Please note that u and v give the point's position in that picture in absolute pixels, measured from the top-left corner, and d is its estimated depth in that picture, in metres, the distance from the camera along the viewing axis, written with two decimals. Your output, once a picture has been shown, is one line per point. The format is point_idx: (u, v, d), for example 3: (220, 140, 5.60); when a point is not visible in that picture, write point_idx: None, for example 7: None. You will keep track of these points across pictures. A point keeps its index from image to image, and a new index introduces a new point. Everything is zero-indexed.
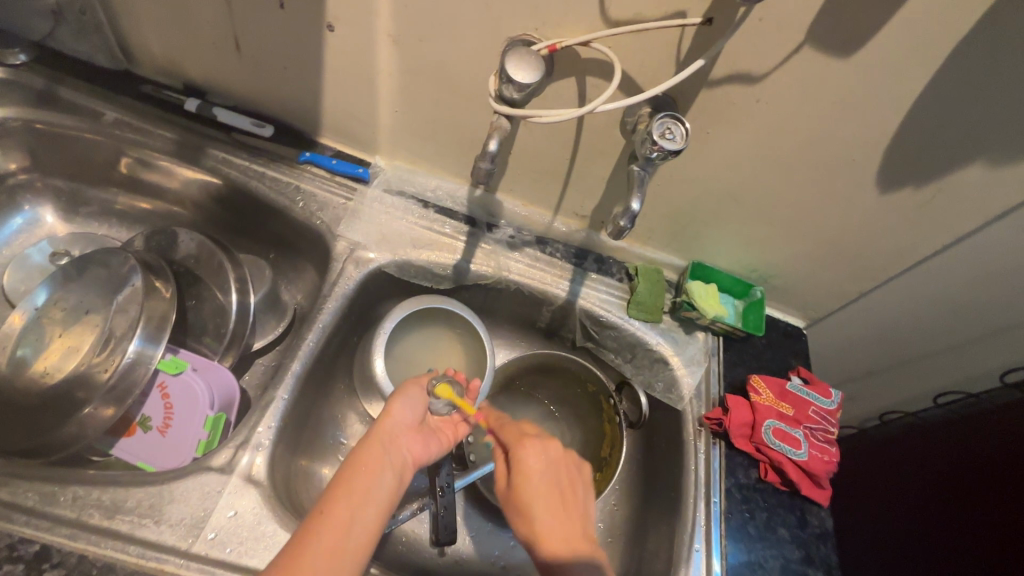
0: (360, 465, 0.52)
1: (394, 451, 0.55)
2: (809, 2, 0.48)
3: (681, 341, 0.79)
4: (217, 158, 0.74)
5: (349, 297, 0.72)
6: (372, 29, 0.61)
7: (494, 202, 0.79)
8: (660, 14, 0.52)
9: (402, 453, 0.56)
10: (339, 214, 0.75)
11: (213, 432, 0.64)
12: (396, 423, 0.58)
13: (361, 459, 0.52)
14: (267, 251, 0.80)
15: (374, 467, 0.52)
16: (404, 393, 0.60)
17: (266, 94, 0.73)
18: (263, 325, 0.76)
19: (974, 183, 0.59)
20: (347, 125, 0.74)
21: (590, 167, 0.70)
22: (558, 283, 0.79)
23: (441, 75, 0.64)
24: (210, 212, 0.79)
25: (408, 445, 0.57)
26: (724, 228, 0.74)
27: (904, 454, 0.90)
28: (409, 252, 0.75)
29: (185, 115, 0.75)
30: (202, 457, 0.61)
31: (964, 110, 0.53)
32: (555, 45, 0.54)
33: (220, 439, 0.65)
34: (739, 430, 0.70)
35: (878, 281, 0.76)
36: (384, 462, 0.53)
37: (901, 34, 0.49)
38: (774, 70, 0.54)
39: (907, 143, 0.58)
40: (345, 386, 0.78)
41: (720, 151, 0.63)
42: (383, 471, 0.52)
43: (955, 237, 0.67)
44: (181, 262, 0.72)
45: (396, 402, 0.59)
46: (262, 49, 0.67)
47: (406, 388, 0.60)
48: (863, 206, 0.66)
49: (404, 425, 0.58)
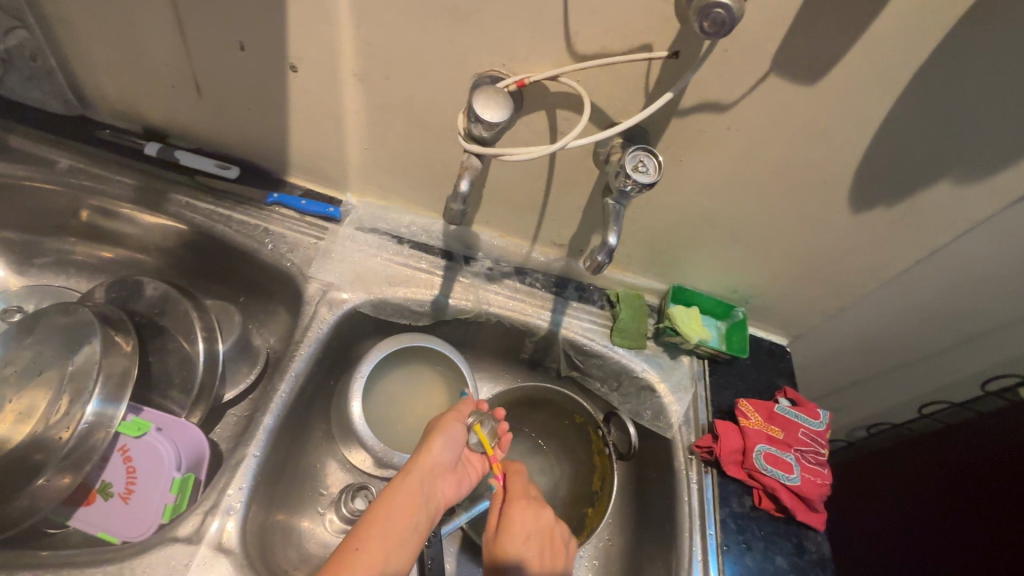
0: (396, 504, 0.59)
1: (426, 494, 0.62)
2: (771, 32, 0.48)
3: (667, 366, 0.77)
4: (181, 204, 0.72)
5: (325, 340, 0.69)
6: (337, 68, 0.59)
7: (470, 233, 0.77)
8: (627, 47, 0.51)
9: (433, 492, 0.63)
10: (311, 255, 0.72)
11: (181, 495, 0.60)
12: (434, 463, 0.64)
13: (397, 500, 0.59)
14: (237, 295, 0.77)
15: (407, 511, 0.59)
16: (445, 435, 0.65)
17: (230, 135, 0.71)
18: (233, 374, 0.72)
19: (942, 201, 0.60)
20: (316, 163, 0.73)
21: (565, 197, 0.69)
22: (539, 314, 0.77)
23: (409, 111, 0.63)
24: (175, 257, 0.76)
25: (439, 484, 0.64)
26: (702, 251, 0.74)
27: (911, 462, 0.88)
28: (385, 291, 0.73)
29: (145, 159, 0.72)
30: (168, 525, 0.57)
31: (928, 129, 0.54)
32: (523, 80, 0.54)
33: (188, 502, 0.61)
34: (730, 457, 0.69)
35: (856, 297, 0.77)
36: (416, 507, 0.60)
37: (862, 61, 0.49)
38: (742, 98, 0.54)
39: (875, 165, 0.58)
40: (323, 434, 0.74)
41: (693, 178, 0.63)
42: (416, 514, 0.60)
43: (928, 251, 0.68)
44: (143, 313, 0.68)
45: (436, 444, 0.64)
46: (224, 90, 0.65)
47: (447, 430, 0.66)
48: (837, 226, 0.66)
49: (440, 466, 0.65)
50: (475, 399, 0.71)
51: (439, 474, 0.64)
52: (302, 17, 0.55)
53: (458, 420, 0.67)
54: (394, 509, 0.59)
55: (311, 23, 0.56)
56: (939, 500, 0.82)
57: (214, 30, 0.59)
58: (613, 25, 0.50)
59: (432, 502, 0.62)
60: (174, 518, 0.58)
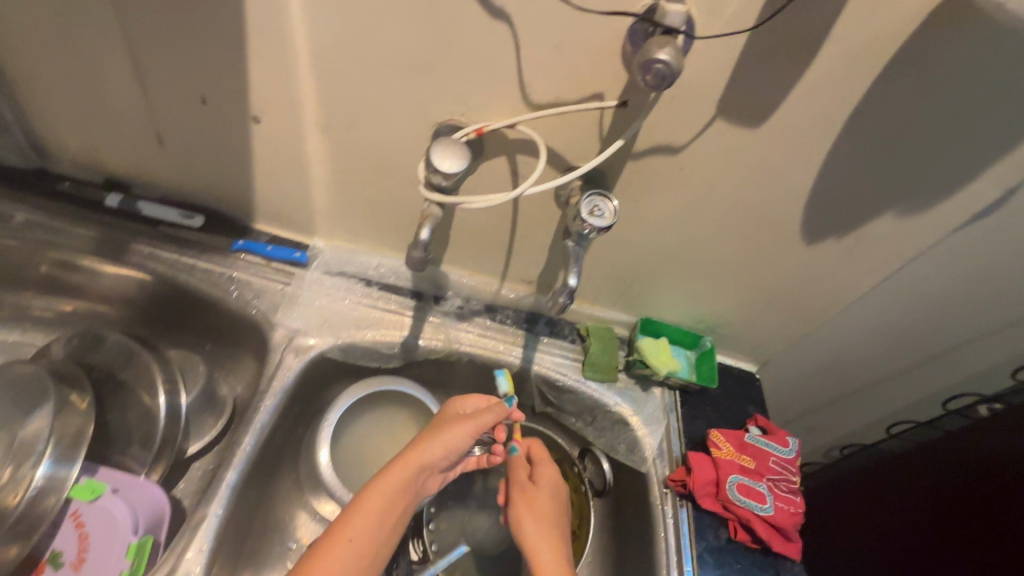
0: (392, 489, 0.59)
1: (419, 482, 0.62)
2: (713, 81, 0.51)
3: (640, 399, 0.78)
4: (142, 253, 0.71)
5: (292, 388, 0.68)
6: (299, 119, 0.60)
7: (439, 274, 0.77)
8: (580, 97, 0.53)
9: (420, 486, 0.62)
10: (277, 300, 0.72)
11: (137, 559, 0.57)
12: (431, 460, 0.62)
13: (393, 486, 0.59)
14: (203, 342, 0.76)
15: (400, 498, 0.59)
16: (452, 436, 0.62)
17: (194, 184, 0.71)
18: (197, 425, 0.71)
19: (887, 231, 0.63)
20: (281, 209, 0.73)
21: (531, 235, 0.70)
22: (510, 351, 0.77)
23: (373, 158, 0.63)
24: (138, 307, 0.74)
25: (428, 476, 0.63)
26: (667, 284, 0.76)
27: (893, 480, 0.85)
28: (354, 334, 0.72)
29: (107, 212, 0.71)
30: None
31: (867, 166, 0.57)
32: (481, 129, 0.55)
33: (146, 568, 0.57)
34: (704, 489, 0.69)
35: (818, 323, 0.79)
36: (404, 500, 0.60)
37: (800, 106, 0.52)
38: (693, 141, 0.56)
39: (822, 199, 0.61)
40: (291, 484, 0.72)
41: (652, 215, 0.65)
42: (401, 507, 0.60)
43: (881, 279, 0.70)
44: (101, 367, 0.66)
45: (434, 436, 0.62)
46: (187, 141, 0.65)
47: (451, 428, 0.63)
48: (793, 257, 0.68)
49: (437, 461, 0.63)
50: (481, 396, 0.69)
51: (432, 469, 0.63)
52: (262, 71, 0.56)
53: (467, 428, 0.63)
54: (385, 498, 0.58)
55: (272, 77, 0.57)
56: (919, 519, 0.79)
57: (175, 84, 0.59)
58: (565, 76, 0.52)
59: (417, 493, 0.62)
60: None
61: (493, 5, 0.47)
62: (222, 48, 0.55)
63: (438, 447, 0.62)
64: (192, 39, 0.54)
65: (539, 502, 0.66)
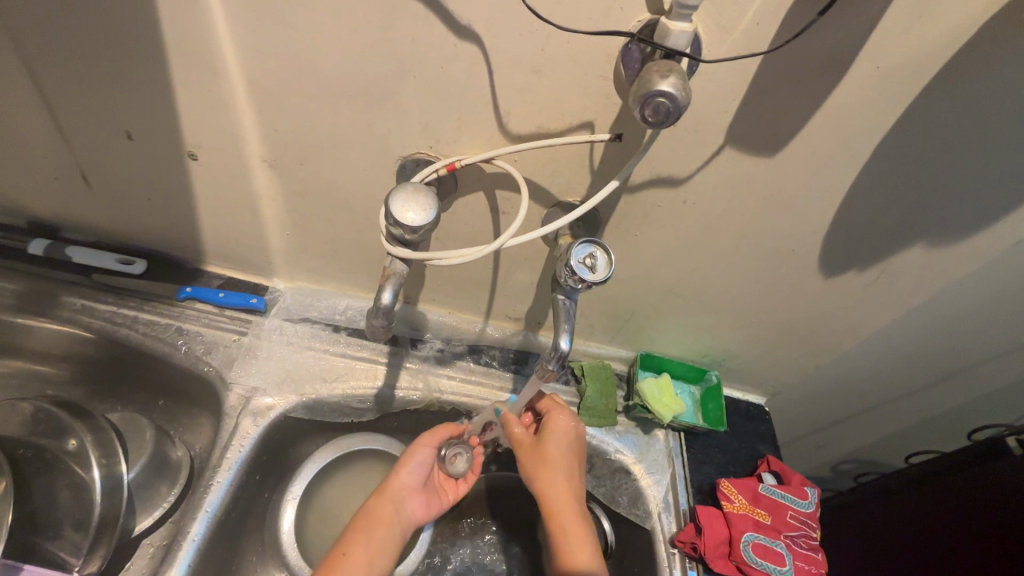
0: (377, 523, 0.58)
1: (402, 513, 0.60)
2: (722, 106, 0.43)
3: (642, 444, 0.71)
4: (74, 307, 0.63)
5: (250, 458, 0.60)
6: (242, 155, 0.52)
7: (416, 313, 0.70)
8: (567, 127, 0.46)
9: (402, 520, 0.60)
10: (232, 355, 0.64)
11: None
12: (398, 489, 0.61)
13: (379, 531, 0.57)
14: (154, 399, 0.68)
15: (388, 527, 0.58)
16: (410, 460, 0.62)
17: (132, 226, 0.63)
18: (146, 498, 0.62)
19: (915, 264, 0.56)
20: (234, 250, 0.65)
21: (515, 274, 0.63)
22: (497, 397, 0.69)
23: (331, 195, 0.55)
24: (77, 363, 0.66)
25: (412, 504, 0.61)
26: (668, 319, 0.68)
27: (908, 510, 0.78)
28: (320, 390, 0.64)
29: (31, 260, 0.63)
30: None
31: (895, 196, 0.50)
32: (453, 164, 0.47)
33: None
34: (717, 550, 0.62)
35: (832, 355, 0.72)
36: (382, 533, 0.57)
37: (822, 134, 0.45)
38: (697, 172, 0.48)
39: (844, 231, 0.54)
40: (257, 561, 0.61)
41: (653, 250, 0.58)
42: (384, 542, 0.57)
43: (904, 311, 0.63)
44: (27, 441, 0.57)
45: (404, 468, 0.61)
46: (116, 181, 0.57)
47: (419, 452, 0.62)
48: (809, 290, 0.61)
49: (408, 489, 0.61)
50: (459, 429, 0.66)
51: (407, 496, 0.61)
52: (194, 103, 0.48)
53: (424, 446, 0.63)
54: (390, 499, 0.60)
55: (206, 110, 0.48)
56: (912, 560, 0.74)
57: (94, 119, 0.51)
58: (548, 105, 0.44)
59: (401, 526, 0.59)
60: None
61: (460, 23, 0.39)
62: (143, 79, 0.47)
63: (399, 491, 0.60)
64: (106, 69, 0.46)
65: (548, 451, 0.60)
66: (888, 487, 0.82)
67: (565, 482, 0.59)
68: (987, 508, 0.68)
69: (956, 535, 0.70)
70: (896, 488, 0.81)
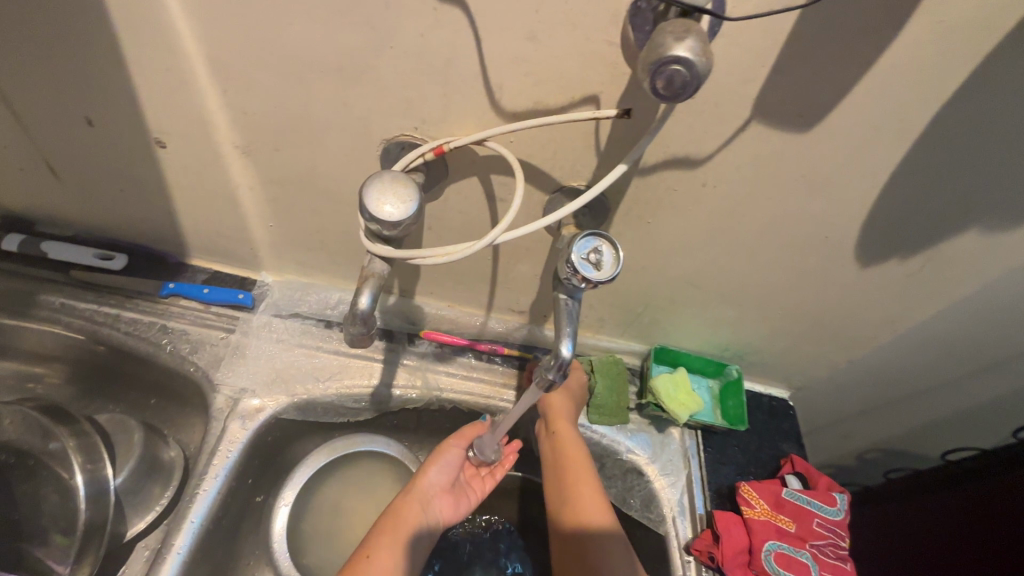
0: (401, 523, 0.54)
1: (428, 514, 0.58)
2: (750, 73, 0.36)
3: (656, 444, 0.66)
4: (53, 305, 0.60)
5: (239, 463, 0.57)
6: (212, 141, 0.47)
7: (412, 306, 0.65)
8: (568, 102, 0.40)
9: (431, 518, 0.57)
10: (218, 354, 0.60)
11: None
12: (429, 485, 0.58)
13: (404, 529, 0.54)
14: (146, 398, 0.65)
15: (413, 527, 0.55)
16: (441, 456, 0.60)
17: (110, 219, 0.59)
18: (137, 500, 0.60)
19: (968, 251, 0.50)
20: (218, 242, 0.61)
21: (517, 265, 0.58)
22: (500, 395, 0.65)
23: (312, 183, 0.51)
24: (63, 361, 0.64)
25: (437, 506, 0.59)
26: (684, 312, 0.63)
27: (941, 510, 0.73)
28: (312, 390, 0.61)
29: (7, 256, 0.60)
30: None
31: (951, 175, 0.43)
32: (441, 147, 0.42)
33: None
34: (735, 560, 0.58)
35: (865, 348, 0.66)
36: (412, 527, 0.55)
37: (867, 104, 0.38)
38: (718, 152, 0.42)
39: (887, 216, 0.47)
40: (253, 563, 0.60)
41: (668, 237, 0.52)
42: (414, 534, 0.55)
43: (951, 302, 0.57)
44: (9, 446, 0.54)
45: (433, 467, 0.58)
46: (86, 172, 0.53)
47: (449, 450, 0.60)
48: (842, 280, 0.55)
49: (437, 487, 0.59)
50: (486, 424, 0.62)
51: (436, 494, 0.59)
52: (154, 85, 0.43)
53: (459, 443, 0.60)
54: (418, 495, 0.58)
55: (166, 91, 0.44)
56: (942, 563, 0.70)
57: (50, 104, 0.46)
58: (546, 76, 0.38)
59: (429, 524, 0.57)
60: None
61: None
62: (94, 59, 0.42)
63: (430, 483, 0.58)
64: (53, 49, 0.41)
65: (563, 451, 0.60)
66: (920, 484, 0.77)
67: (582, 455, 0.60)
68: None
69: (993, 540, 0.65)
70: (928, 485, 0.76)
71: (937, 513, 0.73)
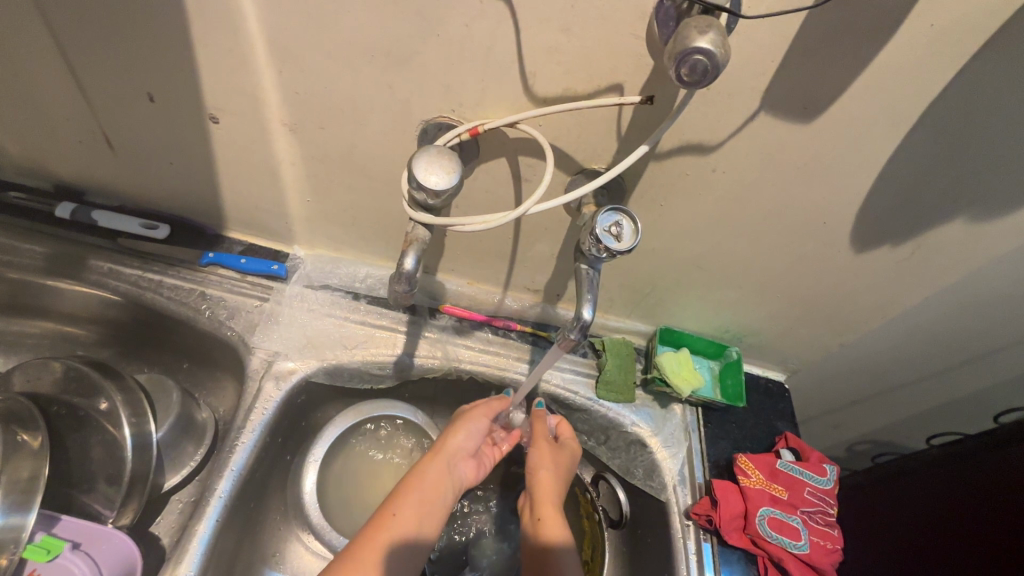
0: (426, 484, 0.56)
1: (452, 476, 0.60)
2: (761, 67, 0.41)
3: (659, 418, 0.70)
4: (101, 270, 0.64)
5: (273, 419, 0.61)
6: (263, 118, 0.51)
7: (435, 282, 0.70)
8: (594, 90, 0.44)
9: (455, 482, 0.60)
10: (254, 320, 0.65)
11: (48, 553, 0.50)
12: (459, 446, 0.61)
13: (427, 491, 0.56)
14: (179, 361, 0.69)
15: (438, 487, 0.57)
16: (471, 420, 0.62)
17: (156, 190, 0.63)
18: (174, 456, 0.64)
19: (954, 240, 0.54)
20: (257, 216, 0.65)
21: (536, 244, 0.62)
22: (515, 367, 0.69)
23: (351, 160, 0.55)
24: (104, 325, 0.68)
25: (462, 468, 0.61)
26: (690, 293, 0.67)
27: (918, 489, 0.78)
28: (340, 356, 0.65)
29: (58, 224, 0.65)
30: (82, 560, 0.51)
31: (938, 169, 0.48)
32: (476, 129, 0.46)
33: (64, 553, 0.51)
34: (732, 524, 0.63)
35: (858, 333, 0.71)
36: (440, 490, 0.57)
37: (865, 99, 0.43)
38: (729, 140, 0.47)
39: (879, 204, 0.52)
40: (280, 518, 0.65)
41: (677, 220, 0.56)
42: (442, 493, 0.57)
43: (938, 289, 0.61)
44: (59, 399, 0.59)
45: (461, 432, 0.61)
46: (140, 146, 0.57)
47: (475, 417, 0.63)
48: (837, 265, 0.60)
49: (466, 450, 0.62)
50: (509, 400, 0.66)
51: (463, 457, 0.61)
52: (214, 64, 0.47)
53: (486, 412, 0.64)
54: (443, 464, 0.59)
55: (225, 70, 0.48)
56: (919, 538, 0.75)
57: (116, 81, 0.50)
58: (577, 66, 0.42)
59: (453, 487, 0.59)
60: (74, 556, 0.51)
61: None
62: (162, 40, 0.46)
63: (461, 442, 0.61)
64: (125, 28, 0.45)
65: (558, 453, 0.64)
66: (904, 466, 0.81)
67: (560, 478, 0.63)
68: (996, 490, 0.67)
69: (968, 517, 0.69)
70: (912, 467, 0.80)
71: (915, 492, 0.78)
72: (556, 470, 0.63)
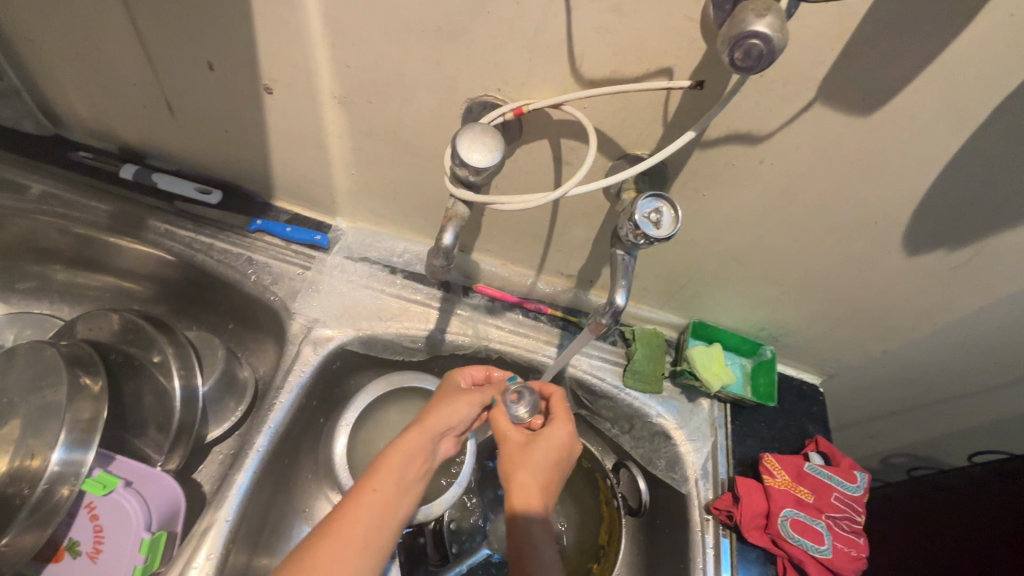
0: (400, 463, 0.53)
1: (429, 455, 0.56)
2: (821, 55, 0.39)
3: (685, 411, 0.70)
4: (158, 231, 0.67)
5: (310, 382, 0.64)
6: (314, 90, 0.53)
7: (470, 261, 0.71)
8: (642, 74, 0.43)
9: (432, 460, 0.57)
10: (296, 287, 0.67)
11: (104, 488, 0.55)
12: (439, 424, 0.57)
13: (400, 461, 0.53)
14: (225, 322, 0.73)
15: (413, 466, 0.54)
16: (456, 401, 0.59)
17: (212, 157, 0.66)
18: (217, 411, 0.68)
19: (1018, 247, 0.51)
20: (303, 186, 0.67)
21: (572, 229, 0.61)
22: (543, 350, 0.69)
23: (396, 135, 0.56)
24: (159, 282, 0.72)
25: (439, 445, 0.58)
26: (727, 287, 0.66)
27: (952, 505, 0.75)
28: (375, 327, 0.67)
29: (122, 184, 0.69)
30: (132, 498, 0.55)
31: (1007, 170, 0.45)
32: (520, 108, 0.46)
33: (117, 489, 0.55)
34: (753, 522, 0.62)
35: (903, 340, 0.68)
36: (415, 469, 0.54)
37: (930, 93, 0.40)
38: (780, 130, 0.45)
39: (938, 206, 0.49)
40: (311, 475, 0.68)
41: (719, 211, 0.55)
42: (415, 476, 0.54)
43: (995, 299, 0.58)
44: (118, 348, 0.63)
45: (442, 407, 0.58)
46: (199, 113, 0.60)
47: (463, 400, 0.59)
48: (886, 267, 0.57)
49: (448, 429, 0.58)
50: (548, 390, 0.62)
51: (444, 435, 0.58)
52: (271, 35, 0.49)
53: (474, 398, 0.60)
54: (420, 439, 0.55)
55: (281, 42, 0.49)
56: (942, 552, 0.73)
57: (179, 50, 0.53)
58: (627, 48, 0.42)
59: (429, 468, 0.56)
60: (125, 493, 0.55)
61: None
62: (224, 11, 0.47)
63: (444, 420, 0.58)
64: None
65: (553, 433, 0.56)
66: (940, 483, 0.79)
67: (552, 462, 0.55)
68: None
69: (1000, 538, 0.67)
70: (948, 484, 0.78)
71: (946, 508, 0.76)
72: (546, 449, 0.55)
